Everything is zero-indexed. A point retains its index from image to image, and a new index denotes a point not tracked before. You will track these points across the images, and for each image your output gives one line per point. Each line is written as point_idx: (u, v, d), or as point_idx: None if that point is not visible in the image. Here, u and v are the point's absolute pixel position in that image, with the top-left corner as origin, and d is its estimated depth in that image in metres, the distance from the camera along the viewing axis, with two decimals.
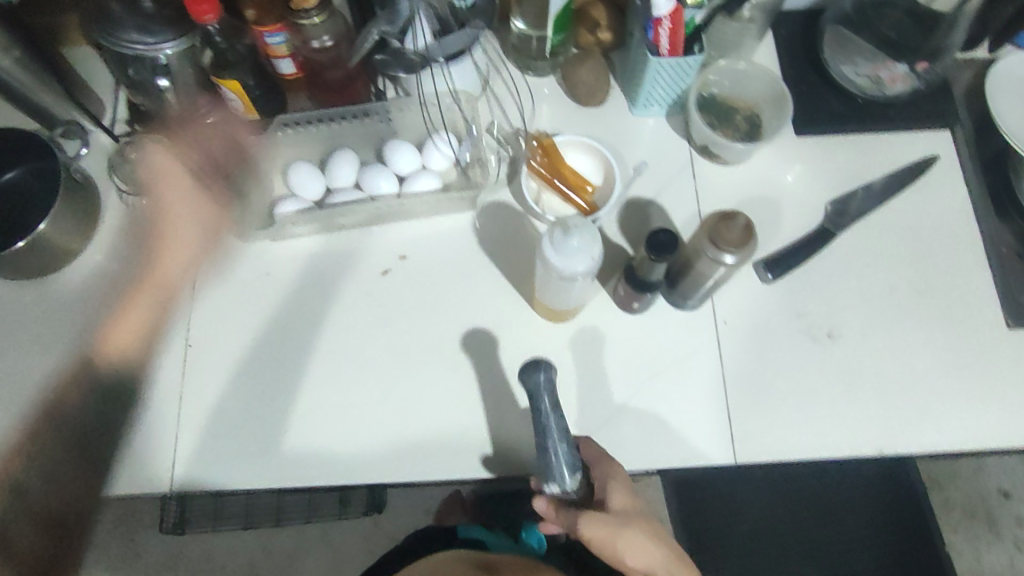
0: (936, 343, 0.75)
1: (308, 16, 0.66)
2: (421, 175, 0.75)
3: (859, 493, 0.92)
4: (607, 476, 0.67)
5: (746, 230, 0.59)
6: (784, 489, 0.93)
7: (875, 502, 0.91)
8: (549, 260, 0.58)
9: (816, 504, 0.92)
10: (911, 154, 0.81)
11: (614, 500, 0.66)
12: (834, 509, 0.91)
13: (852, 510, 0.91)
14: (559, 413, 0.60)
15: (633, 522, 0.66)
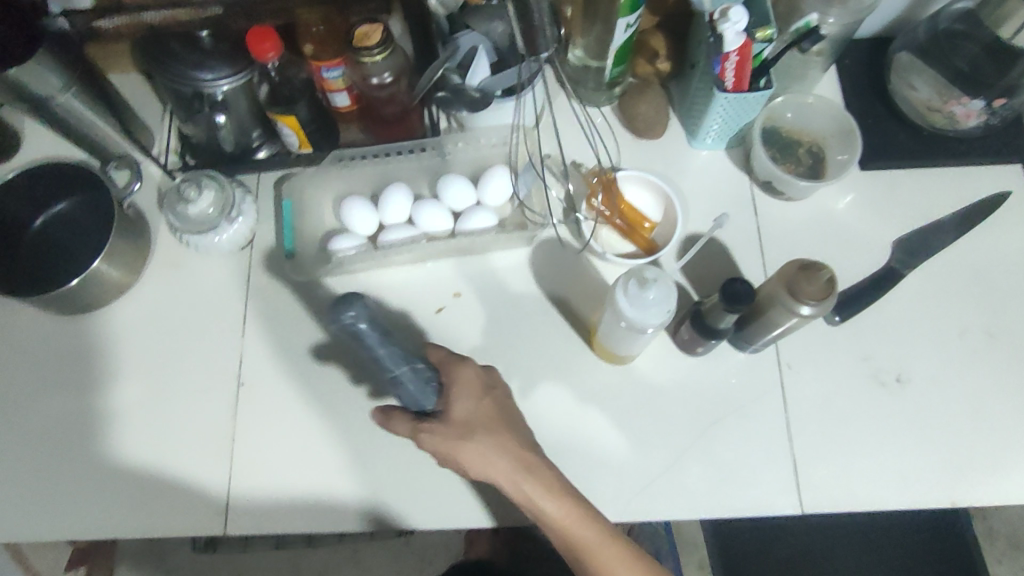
0: (1011, 390, 0.72)
1: (370, 54, 0.63)
2: (478, 213, 0.73)
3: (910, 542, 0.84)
4: (456, 383, 0.63)
5: (829, 283, 0.56)
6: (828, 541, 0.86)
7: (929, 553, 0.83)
8: (622, 312, 0.56)
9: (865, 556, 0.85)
10: (980, 189, 0.78)
11: (453, 411, 0.62)
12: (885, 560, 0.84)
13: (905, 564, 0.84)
14: (386, 345, 0.57)
15: (473, 415, 0.62)
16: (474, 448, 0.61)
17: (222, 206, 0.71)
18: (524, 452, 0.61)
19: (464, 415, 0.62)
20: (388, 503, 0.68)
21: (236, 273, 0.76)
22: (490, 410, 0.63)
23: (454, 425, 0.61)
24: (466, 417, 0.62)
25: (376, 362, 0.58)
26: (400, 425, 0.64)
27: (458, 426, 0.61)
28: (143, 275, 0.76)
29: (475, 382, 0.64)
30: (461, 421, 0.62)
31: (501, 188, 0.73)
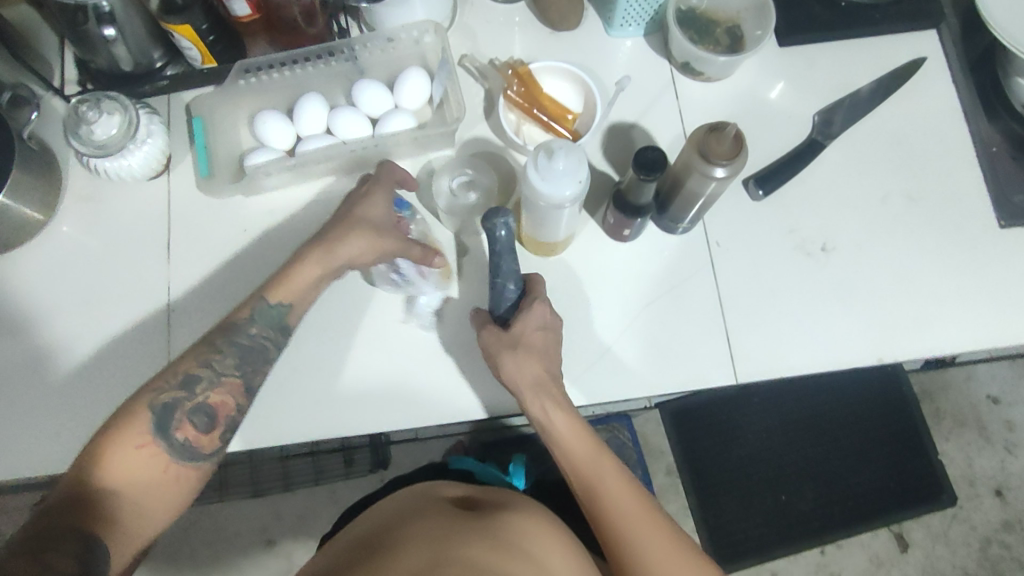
0: (931, 249, 0.74)
1: None
2: (395, 115, 0.71)
3: (817, 402, 1.15)
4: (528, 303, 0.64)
5: (737, 140, 0.56)
6: (767, 409, 1.16)
7: (832, 407, 1.15)
8: (535, 188, 0.56)
9: (788, 416, 1.15)
10: (897, 57, 0.79)
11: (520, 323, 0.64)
12: (803, 419, 1.15)
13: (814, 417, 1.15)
14: (512, 255, 0.62)
15: (536, 358, 0.63)
16: (533, 378, 0.63)
17: (127, 128, 0.68)
18: (550, 382, 0.64)
19: (528, 348, 0.63)
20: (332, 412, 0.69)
21: (155, 201, 0.74)
22: (552, 354, 0.65)
23: (515, 349, 0.63)
24: (532, 355, 0.63)
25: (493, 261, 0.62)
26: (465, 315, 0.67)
27: (525, 361, 0.63)
28: (57, 212, 0.74)
29: (541, 319, 0.64)
30: (525, 359, 0.63)
31: (418, 90, 0.72)
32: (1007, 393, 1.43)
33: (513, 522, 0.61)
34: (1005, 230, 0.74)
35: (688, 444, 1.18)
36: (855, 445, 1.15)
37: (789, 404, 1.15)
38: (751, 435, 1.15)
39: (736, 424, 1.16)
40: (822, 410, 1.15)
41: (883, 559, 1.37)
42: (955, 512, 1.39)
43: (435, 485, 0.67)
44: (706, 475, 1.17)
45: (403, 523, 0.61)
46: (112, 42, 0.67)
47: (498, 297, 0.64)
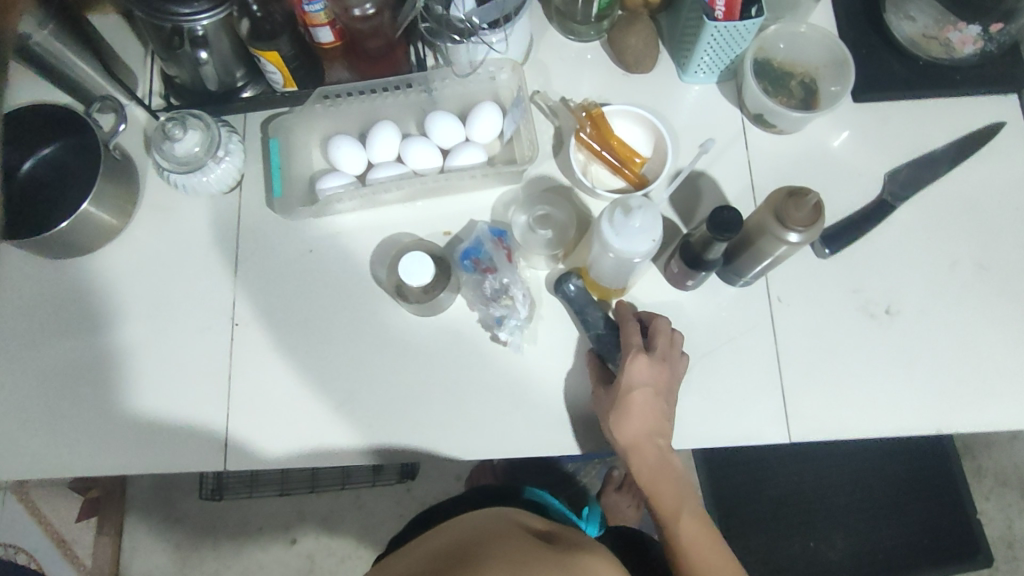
0: (998, 320, 0.72)
1: None
2: (466, 148, 0.72)
3: (851, 457, 1.14)
4: (633, 365, 0.64)
5: (816, 209, 0.56)
6: (800, 458, 1.15)
7: (866, 465, 1.14)
8: (609, 242, 0.56)
9: (820, 468, 1.14)
10: (975, 120, 0.77)
11: (629, 381, 0.64)
12: (834, 472, 1.14)
13: (847, 471, 1.14)
14: (597, 306, 0.69)
15: (639, 419, 0.64)
16: (639, 439, 0.65)
17: (208, 145, 0.70)
18: (658, 435, 0.65)
19: (629, 408, 0.64)
20: (384, 438, 0.70)
21: (226, 216, 0.76)
22: (656, 409, 0.65)
23: (621, 415, 0.64)
24: (636, 415, 0.64)
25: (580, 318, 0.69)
26: (549, 360, 0.71)
27: (627, 423, 0.64)
28: (132, 219, 0.76)
29: (642, 375, 0.64)
30: (628, 419, 0.64)
31: (491, 124, 0.72)
32: None
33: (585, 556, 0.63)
34: None
35: (717, 482, 1.16)
36: (891, 502, 1.12)
37: (822, 457, 1.15)
38: (783, 483, 1.13)
39: (768, 468, 1.15)
40: (854, 465, 1.14)
41: None
42: (990, 574, 1.35)
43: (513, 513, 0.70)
44: (733, 515, 1.13)
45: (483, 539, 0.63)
46: (204, 63, 0.70)
47: (606, 350, 0.68)
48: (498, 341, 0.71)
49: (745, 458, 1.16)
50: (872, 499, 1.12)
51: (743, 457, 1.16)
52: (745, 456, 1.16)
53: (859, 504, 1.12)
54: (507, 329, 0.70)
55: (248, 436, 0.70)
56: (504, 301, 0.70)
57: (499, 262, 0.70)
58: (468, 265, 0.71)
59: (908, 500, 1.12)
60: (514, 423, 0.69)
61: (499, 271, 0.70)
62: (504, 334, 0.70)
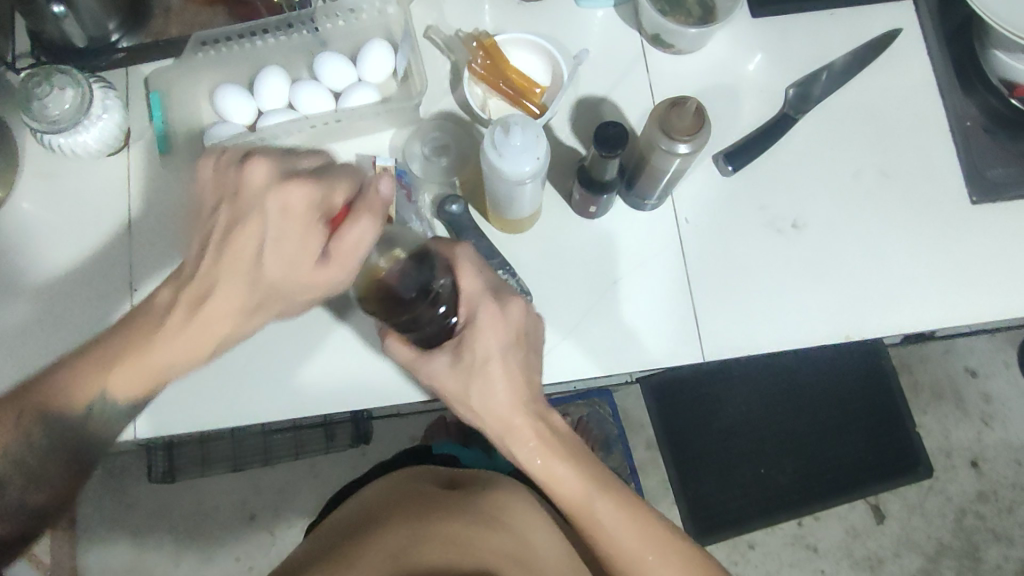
0: (902, 225, 0.73)
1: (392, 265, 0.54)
2: (358, 88, 0.70)
3: (794, 378, 1.25)
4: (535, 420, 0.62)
5: (698, 115, 0.56)
6: (749, 386, 1.24)
7: (810, 382, 1.24)
8: (492, 165, 0.55)
9: (767, 394, 1.24)
10: (872, 27, 0.77)
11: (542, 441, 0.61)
12: (781, 395, 1.24)
13: (793, 394, 1.24)
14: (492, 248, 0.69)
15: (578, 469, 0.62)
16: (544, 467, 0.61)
17: (81, 104, 0.66)
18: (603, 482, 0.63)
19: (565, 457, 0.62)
20: (298, 393, 0.69)
21: (115, 179, 0.73)
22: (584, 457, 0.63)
23: (503, 435, 0.61)
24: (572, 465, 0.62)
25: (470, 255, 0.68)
26: None
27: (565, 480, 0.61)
28: (15, 191, 0.72)
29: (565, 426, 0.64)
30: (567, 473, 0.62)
31: (382, 63, 0.71)
32: (985, 365, 1.44)
33: (497, 497, 0.68)
34: (975, 205, 0.74)
35: (669, 417, 1.25)
36: (828, 414, 1.25)
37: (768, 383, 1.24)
38: (733, 411, 1.24)
39: (721, 399, 1.24)
40: (800, 387, 1.24)
41: (859, 529, 1.40)
42: (931, 483, 1.41)
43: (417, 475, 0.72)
44: (684, 444, 1.26)
45: (388, 501, 0.66)
46: (64, 19, 0.66)
47: None
48: None
49: (694, 387, 1.25)
50: (813, 416, 1.25)
51: (693, 386, 1.26)
52: (693, 385, 1.25)
53: (800, 422, 1.25)
54: None
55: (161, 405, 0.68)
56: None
57: (399, 201, 0.68)
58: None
59: (841, 411, 1.25)
60: None
61: (399, 210, 0.68)
62: None
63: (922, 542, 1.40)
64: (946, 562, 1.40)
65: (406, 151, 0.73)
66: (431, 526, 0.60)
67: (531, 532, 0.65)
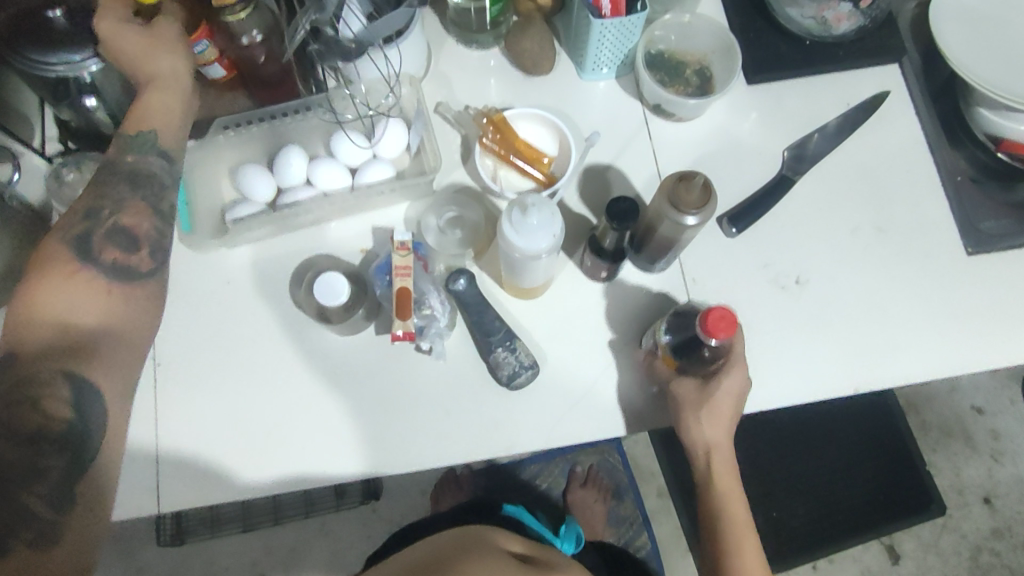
0: (902, 278, 0.76)
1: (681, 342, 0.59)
2: (374, 165, 0.73)
3: (801, 415, 1.27)
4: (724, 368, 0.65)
5: (706, 188, 0.58)
6: (757, 427, 1.26)
7: (817, 417, 1.27)
8: (510, 243, 0.58)
9: (776, 432, 1.26)
10: (861, 91, 0.81)
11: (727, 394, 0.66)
12: (789, 433, 1.26)
13: (802, 431, 1.27)
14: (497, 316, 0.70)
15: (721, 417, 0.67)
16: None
17: None
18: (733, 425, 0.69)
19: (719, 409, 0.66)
20: (323, 463, 0.69)
21: None
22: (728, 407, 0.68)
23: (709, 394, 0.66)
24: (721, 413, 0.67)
25: (482, 328, 0.70)
26: (475, 366, 0.71)
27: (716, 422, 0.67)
28: None
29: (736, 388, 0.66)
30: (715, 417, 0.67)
31: (397, 139, 0.73)
32: (991, 402, 1.45)
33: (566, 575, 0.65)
34: (972, 257, 0.77)
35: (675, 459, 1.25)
36: (840, 449, 1.26)
37: (775, 421, 1.26)
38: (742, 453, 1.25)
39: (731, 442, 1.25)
40: (807, 423, 1.27)
41: (875, 571, 1.39)
42: (944, 521, 1.41)
43: (480, 534, 0.69)
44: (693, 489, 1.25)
45: (459, 550, 0.64)
46: (96, 110, 0.69)
47: (505, 363, 0.69)
48: (420, 350, 0.71)
49: None
50: (824, 453, 1.26)
51: None
52: None
53: (810, 461, 1.26)
54: (428, 337, 0.70)
55: (180, 475, 0.69)
56: (422, 312, 0.70)
57: (415, 273, 0.71)
58: (383, 280, 0.72)
59: (852, 445, 1.27)
60: (449, 431, 0.70)
61: (415, 282, 0.71)
62: (425, 343, 0.70)
63: None
64: None
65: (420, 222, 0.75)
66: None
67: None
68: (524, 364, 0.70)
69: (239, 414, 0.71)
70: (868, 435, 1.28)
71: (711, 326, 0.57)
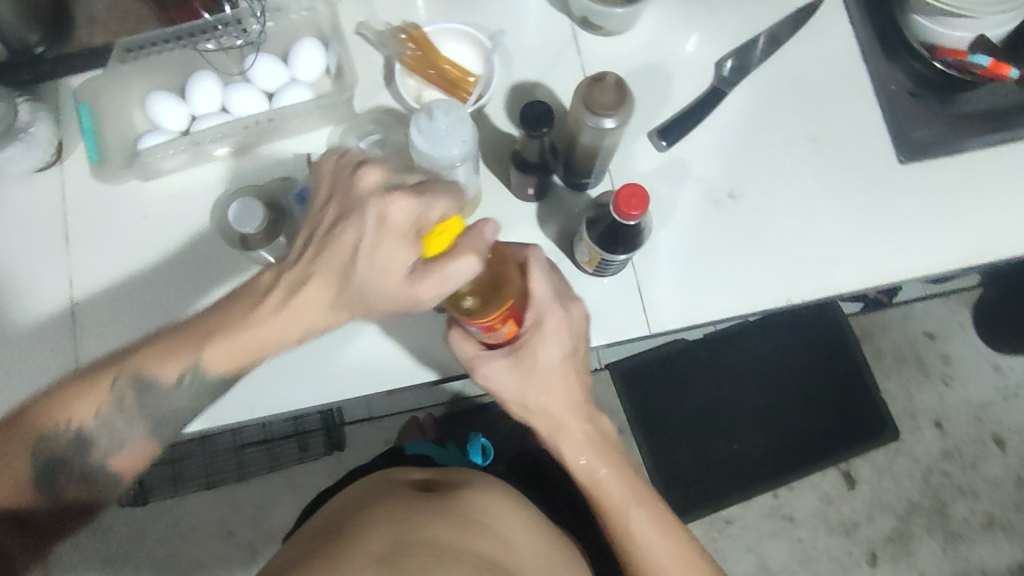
0: (835, 188, 0.75)
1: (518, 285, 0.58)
2: (291, 88, 0.70)
3: (756, 346, 1.27)
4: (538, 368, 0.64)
5: (619, 88, 0.57)
6: (712, 360, 1.27)
7: (773, 347, 1.27)
8: (419, 152, 0.56)
9: (730, 364, 1.27)
10: (795, 0, 0.79)
11: (555, 405, 0.66)
12: (743, 366, 1.27)
13: (757, 362, 1.27)
14: None
15: (587, 442, 0.68)
16: (586, 468, 0.69)
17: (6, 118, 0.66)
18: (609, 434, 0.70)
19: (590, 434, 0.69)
20: (263, 395, 0.70)
21: (49, 196, 0.71)
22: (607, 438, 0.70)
23: (553, 432, 0.68)
24: (599, 445, 0.69)
25: None
26: None
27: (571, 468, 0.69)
28: None
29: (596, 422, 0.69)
30: (595, 447, 0.69)
31: (313, 60, 0.71)
32: (943, 328, 1.48)
33: (470, 498, 0.69)
34: (904, 164, 0.76)
35: (636, 390, 1.29)
36: (794, 380, 1.27)
37: (730, 353, 1.27)
38: (697, 386, 1.27)
39: (688, 375, 1.27)
40: (762, 353, 1.27)
41: (832, 496, 1.42)
42: (898, 446, 1.44)
43: (388, 474, 0.73)
44: (652, 420, 1.29)
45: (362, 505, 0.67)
46: None
47: None
48: None
49: (659, 364, 1.29)
50: (781, 383, 1.27)
51: (657, 363, 1.29)
52: (657, 361, 1.29)
53: (765, 392, 1.27)
54: None
55: None
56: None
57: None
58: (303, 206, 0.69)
59: (806, 376, 1.27)
60: None
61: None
62: None
63: (893, 504, 1.43)
64: (917, 521, 1.43)
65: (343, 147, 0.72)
66: (422, 528, 0.60)
67: (500, 525, 0.67)
68: None
69: None
70: (824, 363, 1.28)
71: (623, 207, 0.55)
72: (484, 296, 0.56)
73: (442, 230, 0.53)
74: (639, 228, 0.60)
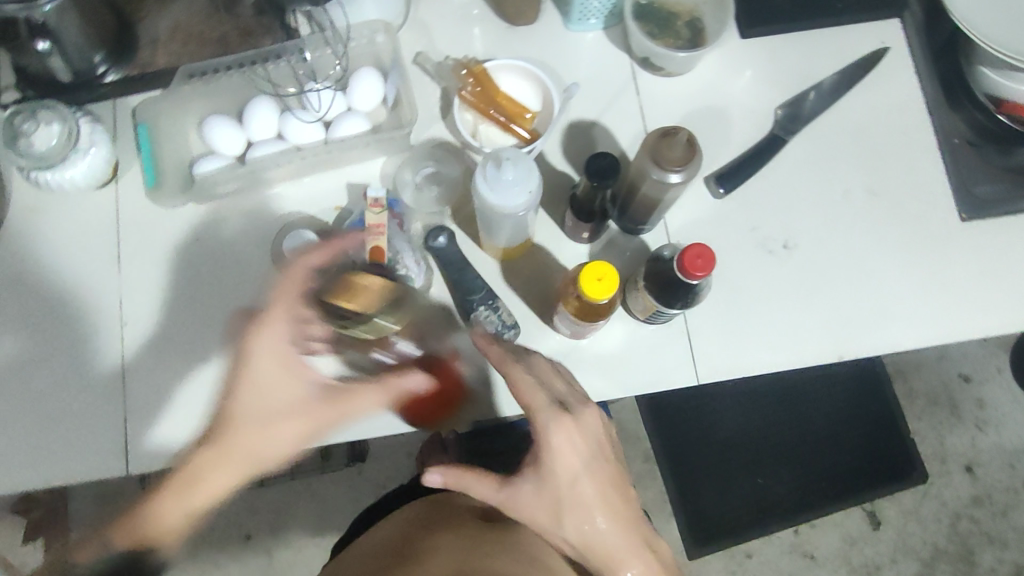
0: (892, 243, 0.74)
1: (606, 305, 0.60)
2: (348, 118, 0.69)
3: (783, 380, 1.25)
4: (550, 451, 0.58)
5: (690, 145, 0.56)
6: (741, 395, 1.24)
7: (800, 382, 1.25)
8: (484, 199, 0.55)
9: (756, 398, 1.24)
10: (860, 48, 0.78)
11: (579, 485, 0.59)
12: (769, 401, 1.24)
13: (784, 397, 1.24)
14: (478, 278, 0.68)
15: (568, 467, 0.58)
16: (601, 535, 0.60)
17: (68, 137, 0.66)
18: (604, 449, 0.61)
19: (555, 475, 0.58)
20: None
21: (104, 214, 0.71)
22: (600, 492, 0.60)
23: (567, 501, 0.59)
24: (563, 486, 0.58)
25: (460, 292, 0.68)
26: None
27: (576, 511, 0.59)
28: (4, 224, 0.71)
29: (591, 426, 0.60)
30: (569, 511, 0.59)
31: (372, 91, 0.70)
32: (979, 371, 1.45)
33: (530, 535, 0.61)
34: (966, 223, 0.75)
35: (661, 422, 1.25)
36: (820, 418, 1.24)
37: (756, 386, 1.25)
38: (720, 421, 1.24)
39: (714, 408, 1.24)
40: (789, 388, 1.24)
41: (855, 536, 1.40)
42: (926, 489, 1.41)
43: (453, 498, 0.68)
44: (676, 452, 1.25)
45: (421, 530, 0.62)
46: (50, 55, 0.66)
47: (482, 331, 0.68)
48: None
49: (685, 396, 1.26)
50: (807, 422, 1.24)
51: (684, 395, 1.26)
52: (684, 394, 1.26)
53: (790, 429, 1.24)
54: (401, 299, 0.68)
55: (151, 435, 0.67)
56: (397, 272, 0.68)
57: (390, 231, 0.68)
58: (358, 238, 0.69)
59: (833, 415, 1.25)
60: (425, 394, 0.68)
61: (390, 241, 0.68)
62: (399, 304, 0.69)
63: (918, 548, 1.41)
64: (942, 566, 1.40)
65: (398, 179, 0.72)
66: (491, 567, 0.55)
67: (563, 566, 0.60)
68: (505, 328, 0.67)
69: (208, 373, 0.69)
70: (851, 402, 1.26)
71: (687, 267, 0.55)
72: (584, 310, 0.62)
73: (602, 278, 0.56)
74: (700, 285, 0.59)
